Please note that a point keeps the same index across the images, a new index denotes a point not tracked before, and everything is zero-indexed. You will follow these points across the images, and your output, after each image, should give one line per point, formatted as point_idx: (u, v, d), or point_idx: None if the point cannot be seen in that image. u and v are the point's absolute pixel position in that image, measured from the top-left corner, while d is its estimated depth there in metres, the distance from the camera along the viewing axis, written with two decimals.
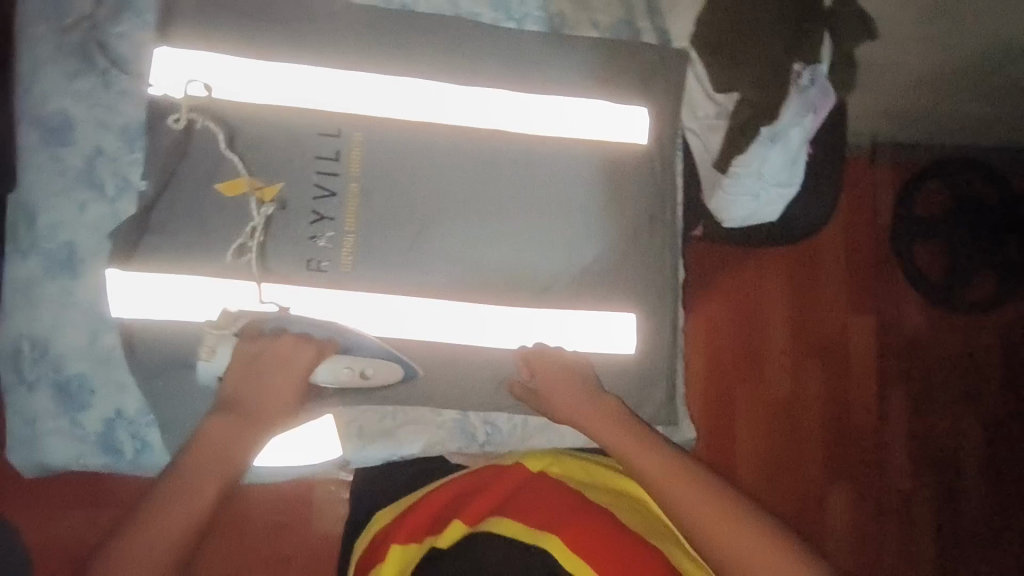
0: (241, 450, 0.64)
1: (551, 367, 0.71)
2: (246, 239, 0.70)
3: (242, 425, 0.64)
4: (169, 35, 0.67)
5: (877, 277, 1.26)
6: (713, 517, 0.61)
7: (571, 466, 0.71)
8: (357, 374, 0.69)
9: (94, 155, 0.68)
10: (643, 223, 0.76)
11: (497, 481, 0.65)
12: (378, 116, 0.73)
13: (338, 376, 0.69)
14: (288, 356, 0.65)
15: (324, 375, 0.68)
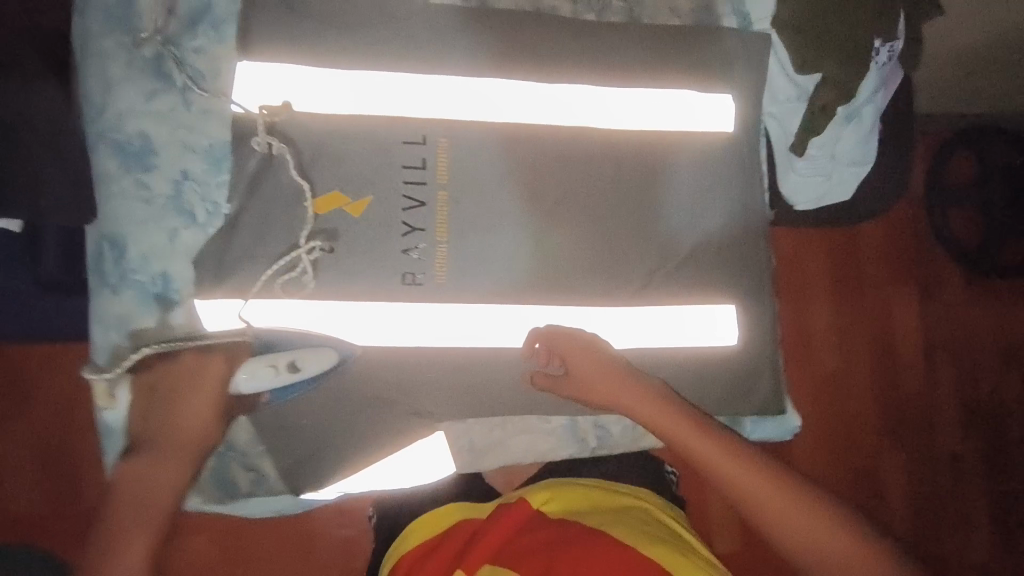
0: (169, 473, 0.57)
1: (579, 353, 0.67)
2: (290, 274, 0.65)
3: (187, 446, 0.59)
4: (248, 48, 0.65)
5: (919, 253, 1.30)
6: (779, 505, 0.59)
7: (582, 495, 0.66)
8: (285, 369, 0.64)
9: (180, 179, 0.66)
10: (736, 212, 0.76)
11: (502, 516, 0.62)
12: (463, 121, 0.70)
13: (262, 378, 0.64)
14: (216, 375, 0.63)
15: (252, 384, 0.64)
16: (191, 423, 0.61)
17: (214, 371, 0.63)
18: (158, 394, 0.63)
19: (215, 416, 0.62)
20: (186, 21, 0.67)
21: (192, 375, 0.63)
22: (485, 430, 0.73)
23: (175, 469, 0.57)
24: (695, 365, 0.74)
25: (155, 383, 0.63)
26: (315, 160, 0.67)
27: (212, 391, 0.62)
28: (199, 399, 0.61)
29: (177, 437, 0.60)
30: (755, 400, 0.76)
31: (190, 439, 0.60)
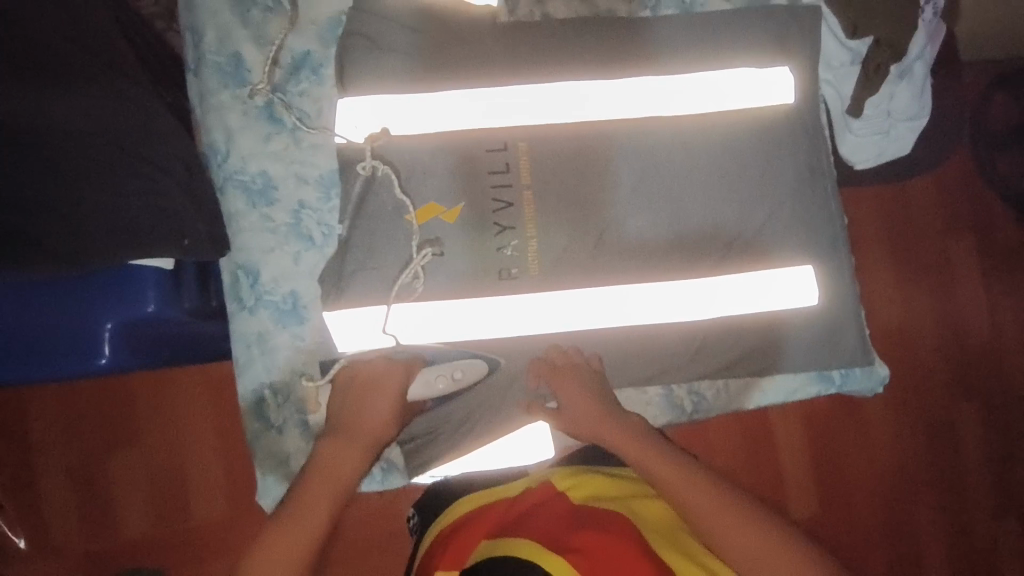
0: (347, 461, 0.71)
1: (576, 389, 0.75)
2: (410, 278, 0.72)
3: (371, 439, 0.73)
4: (345, 85, 0.74)
5: (972, 201, 1.39)
6: (729, 525, 0.66)
7: (596, 482, 0.71)
8: (450, 380, 0.77)
9: (298, 209, 0.76)
10: (804, 175, 0.79)
11: (522, 499, 0.67)
12: (540, 124, 0.76)
13: (432, 386, 0.77)
14: (397, 380, 0.75)
15: (417, 390, 0.77)
16: (373, 423, 0.73)
17: (388, 382, 0.74)
18: (344, 393, 0.74)
19: (393, 417, 0.75)
20: (289, 69, 0.77)
21: (372, 381, 0.74)
22: None
23: (354, 457, 0.72)
24: (781, 326, 0.78)
25: (342, 388, 0.75)
26: (412, 177, 0.75)
27: (390, 394, 0.74)
28: (379, 401, 0.73)
29: (360, 430, 0.73)
30: (841, 354, 0.80)
31: (372, 432, 0.73)
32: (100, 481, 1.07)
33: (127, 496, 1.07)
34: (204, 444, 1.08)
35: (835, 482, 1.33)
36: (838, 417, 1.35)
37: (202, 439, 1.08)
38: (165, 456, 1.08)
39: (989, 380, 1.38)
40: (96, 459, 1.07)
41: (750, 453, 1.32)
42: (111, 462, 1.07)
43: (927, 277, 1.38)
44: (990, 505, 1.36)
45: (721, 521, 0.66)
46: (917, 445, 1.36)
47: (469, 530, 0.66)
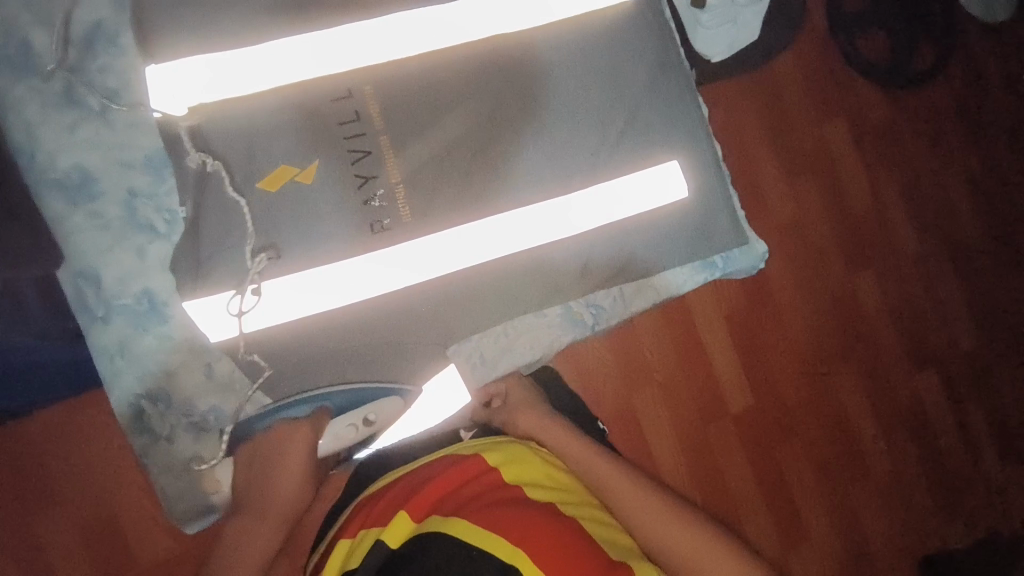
0: (257, 542, 0.72)
1: (521, 393, 0.88)
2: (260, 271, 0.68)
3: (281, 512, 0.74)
4: (150, 51, 0.67)
5: (836, 83, 1.51)
6: (660, 523, 0.71)
7: (530, 462, 0.76)
8: (364, 425, 0.74)
9: (129, 198, 0.69)
10: (657, 72, 0.81)
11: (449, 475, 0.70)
12: (383, 62, 0.72)
13: (345, 437, 0.75)
14: (305, 443, 0.73)
15: (326, 443, 0.75)
16: (283, 496, 0.74)
17: (297, 442, 0.72)
18: (252, 460, 0.73)
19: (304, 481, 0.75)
20: (82, 45, 0.69)
21: (285, 444, 0.72)
22: (491, 340, 0.81)
23: (266, 531, 0.73)
24: (660, 223, 0.80)
25: (246, 457, 0.73)
26: (254, 146, 0.69)
27: (295, 460, 0.73)
28: (287, 470, 0.72)
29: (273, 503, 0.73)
30: (721, 239, 0.83)
31: (280, 508, 0.74)
32: (28, 542, 0.97)
33: (32, 559, 0.97)
34: (137, 474, 1.01)
35: (762, 367, 1.44)
36: (756, 308, 1.45)
37: (133, 470, 1.00)
38: (92, 496, 0.99)
39: (875, 247, 1.53)
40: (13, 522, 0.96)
41: (686, 359, 1.39)
42: (33, 520, 0.97)
43: (807, 162, 1.48)
44: (894, 355, 1.54)
45: (659, 520, 0.71)
46: (827, 317, 1.49)
47: (389, 500, 0.70)
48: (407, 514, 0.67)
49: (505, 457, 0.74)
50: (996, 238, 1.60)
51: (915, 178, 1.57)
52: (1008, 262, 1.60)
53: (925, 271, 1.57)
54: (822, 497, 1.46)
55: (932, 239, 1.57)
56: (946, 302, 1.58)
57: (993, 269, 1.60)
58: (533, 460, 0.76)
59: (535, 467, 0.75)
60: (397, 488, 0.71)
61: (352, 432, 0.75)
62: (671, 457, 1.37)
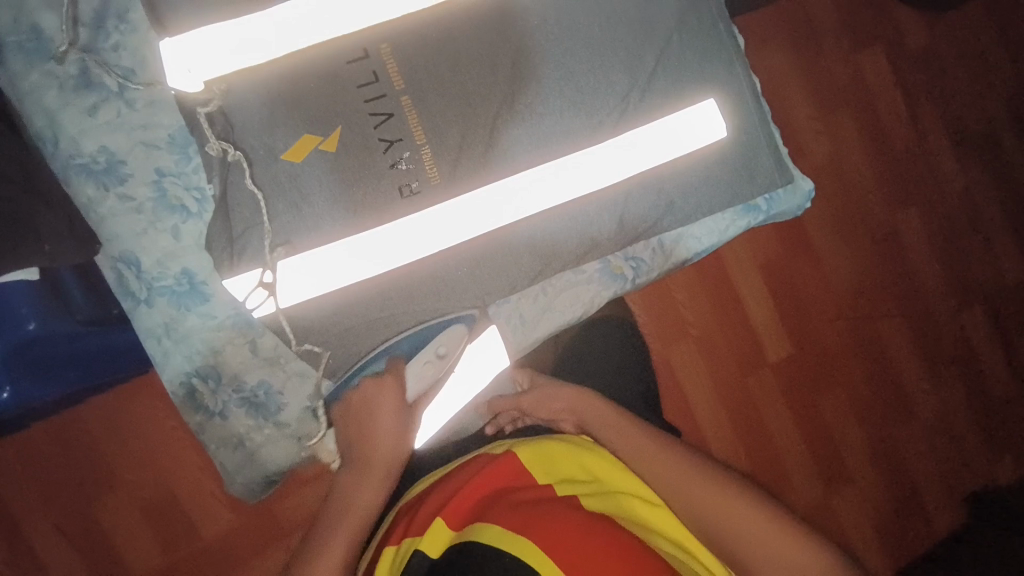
0: (364, 492, 0.69)
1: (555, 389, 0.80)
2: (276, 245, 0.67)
3: (386, 467, 0.70)
4: (162, 24, 0.65)
5: (870, 10, 1.42)
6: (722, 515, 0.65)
7: (560, 458, 0.71)
8: (438, 359, 0.73)
9: (158, 179, 0.68)
10: (687, 4, 0.76)
11: (495, 475, 0.67)
12: (398, 18, 0.69)
13: (424, 377, 0.74)
14: (392, 392, 0.71)
15: (412, 387, 0.74)
16: (386, 442, 0.70)
17: (385, 394, 0.70)
18: (346, 419, 0.71)
19: (403, 430, 0.72)
20: (93, 25, 0.67)
21: (369, 402, 0.70)
22: (531, 301, 0.80)
23: (371, 486, 0.69)
24: (697, 167, 0.76)
25: (341, 414, 0.71)
26: (274, 116, 0.67)
27: (392, 406, 0.71)
28: (381, 420, 0.70)
29: (372, 460, 0.70)
30: (762, 178, 0.79)
31: (388, 454, 0.70)
32: (102, 523, 1.01)
33: (105, 540, 1.02)
34: (193, 455, 1.04)
35: (801, 315, 1.40)
36: (793, 254, 1.40)
37: (190, 451, 1.03)
38: (155, 478, 1.03)
39: (917, 182, 1.45)
40: (85, 504, 1.01)
41: (722, 311, 1.36)
42: (104, 500, 1.02)
43: (842, 97, 1.40)
44: (939, 295, 1.48)
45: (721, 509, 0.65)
46: (868, 261, 1.44)
47: (431, 506, 0.66)
48: (447, 521, 0.63)
49: (537, 451, 0.71)
50: None
51: (959, 105, 1.47)
52: None
53: (971, 204, 1.49)
54: (866, 444, 1.43)
55: (978, 169, 1.49)
56: (995, 234, 1.50)
57: None
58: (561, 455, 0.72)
59: (570, 461, 0.71)
60: (440, 490, 0.68)
61: (431, 369, 0.73)
62: (710, 411, 1.35)
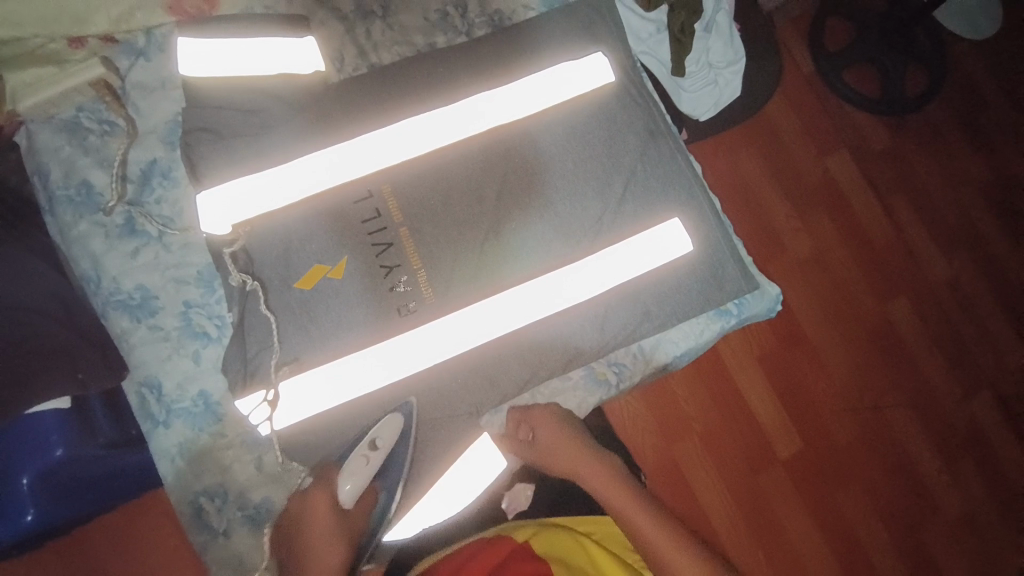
0: None
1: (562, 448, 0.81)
2: (280, 363, 0.74)
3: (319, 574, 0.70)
4: (199, 178, 0.77)
5: (829, 119, 1.56)
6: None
7: (562, 537, 0.78)
8: (371, 449, 0.74)
9: (185, 309, 0.76)
10: (649, 140, 0.87)
11: (492, 554, 0.75)
12: (397, 166, 0.81)
13: (359, 469, 0.75)
14: (324, 498, 0.73)
15: (350, 487, 0.75)
16: (324, 553, 0.71)
17: (318, 499, 0.73)
18: (284, 536, 0.73)
19: (340, 537, 0.73)
20: (139, 182, 0.79)
21: (305, 517, 0.73)
22: (521, 409, 0.83)
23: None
24: (669, 278, 0.84)
25: (282, 532, 0.73)
26: (290, 250, 0.77)
27: (327, 513, 0.73)
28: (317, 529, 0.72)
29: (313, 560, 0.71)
30: (732, 286, 0.85)
31: (325, 564, 0.71)
32: None
33: None
34: None
35: (802, 403, 1.42)
36: (787, 344, 1.44)
37: None
38: None
39: (899, 268, 1.52)
40: None
41: (723, 404, 1.38)
42: None
43: (813, 195, 1.52)
44: (939, 377, 1.48)
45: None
46: (864, 348, 1.47)
47: None
48: None
49: (535, 533, 0.79)
50: None
51: (930, 196, 1.56)
52: None
53: (956, 287, 1.53)
54: (886, 535, 1.39)
55: (958, 253, 1.55)
56: (986, 315, 1.53)
57: None
58: (564, 534, 0.78)
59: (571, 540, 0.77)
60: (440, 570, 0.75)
61: (365, 462, 0.74)
62: (723, 507, 1.34)
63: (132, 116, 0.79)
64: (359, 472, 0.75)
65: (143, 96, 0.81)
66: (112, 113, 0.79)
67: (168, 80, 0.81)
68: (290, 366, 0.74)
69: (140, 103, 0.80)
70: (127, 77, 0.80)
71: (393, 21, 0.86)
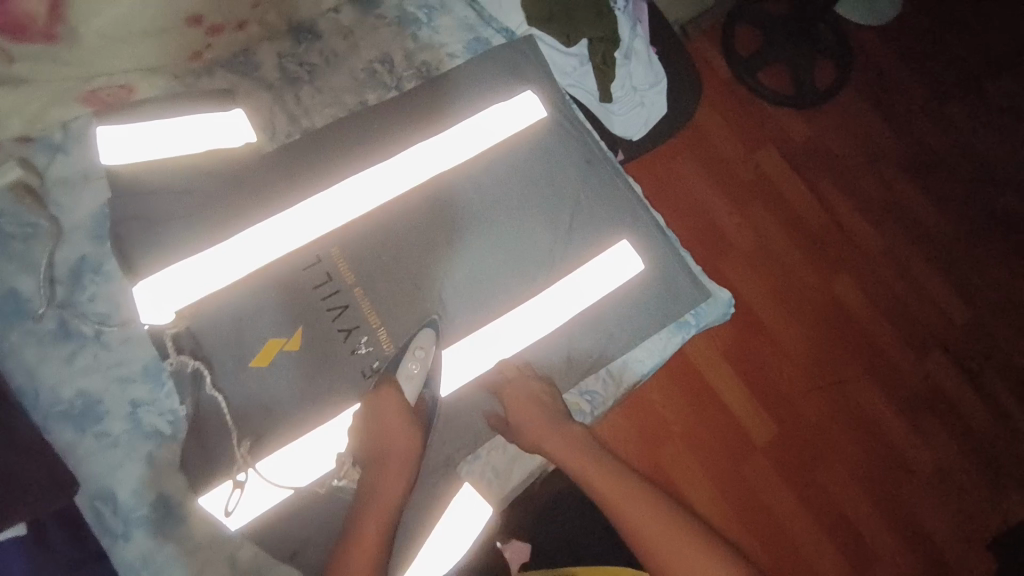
0: (388, 484, 0.69)
1: (561, 443, 0.76)
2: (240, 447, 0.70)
3: (403, 460, 0.70)
4: (132, 269, 0.73)
5: (753, 119, 1.65)
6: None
7: None
8: (420, 357, 0.75)
9: (133, 410, 0.72)
10: (587, 168, 0.89)
11: None
12: (342, 227, 0.80)
13: (413, 372, 0.74)
14: (391, 401, 0.71)
15: (410, 389, 0.73)
16: (398, 441, 0.70)
17: (386, 400, 0.71)
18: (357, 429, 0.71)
19: (414, 427, 0.71)
20: (70, 282, 0.75)
21: (375, 414, 0.70)
22: (501, 452, 0.80)
23: (397, 478, 0.69)
24: (627, 299, 0.86)
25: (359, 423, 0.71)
26: (240, 327, 0.74)
27: (397, 410, 0.71)
28: (391, 423, 0.70)
29: (391, 454, 0.69)
30: (685, 296, 0.87)
31: (404, 448, 0.70)
32: None
33: None
34: None
35: (772, 390, 1.46)
36: (749, 335, 1.49)
37: None
38: None
39: (838, 249, 1.60)
40: None
41: (697, 403, 1.42)
42: None
43: (750, 190, 1.60)
44: (892, 344, 1.55)
45: None
46: (820, 327, 1.53)
47: None
48: None
49: None
50: (948, 207, 1.67)
51: (855, 177, 1.66)
52: (967, 226, 1.66)
53: (893, 258, 1.61)
54: (869, 504, 1.43)
55: (888, 225, 1.64)
56: (924, 280, 1.61)
57: (956, 235, 1.65)
58: None
59: None
60: None
61: (419, 367, 0.74)
62: (713, 504, 1.37)
63: (55, 214, 0.76)
64: (415, 374, 0.74)
65: (65, 192, 0.77)
66: (32, 214, 0.75)
67: (91, 172, 0.78)
68: (252, 444, 0.71)
69: (63, 200, 0.77)
70: (47, 174, 0.77)
71: (320, 85, 0.85)
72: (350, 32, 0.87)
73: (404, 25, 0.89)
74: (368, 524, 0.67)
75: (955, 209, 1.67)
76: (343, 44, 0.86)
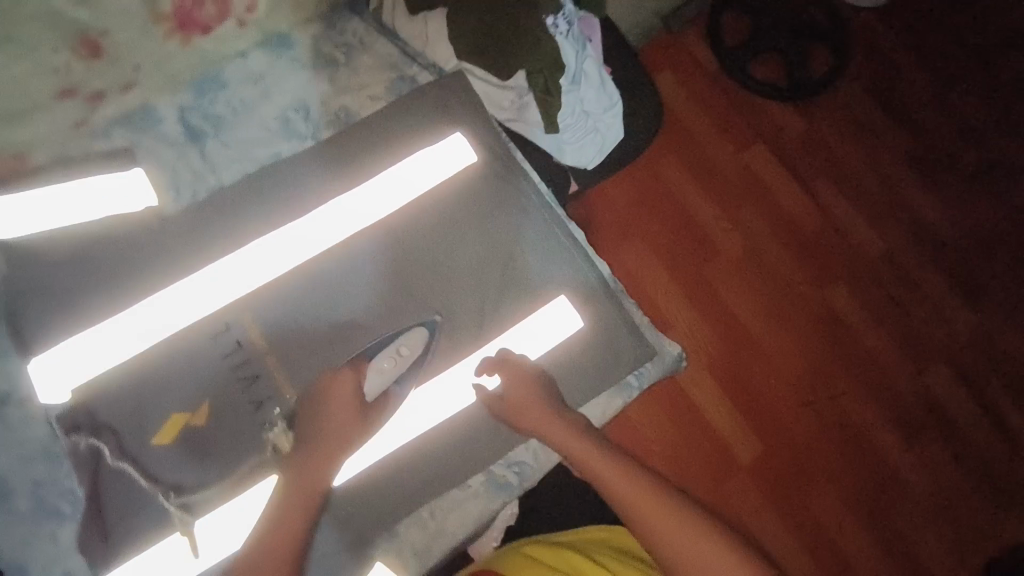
0: (318, 471, 0.69)
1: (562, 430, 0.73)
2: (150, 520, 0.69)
3: (338, 447, 0.70)
4: (33, 346, 0.71)
5: (739, 113, 1.50)
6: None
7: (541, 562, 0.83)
8: (397, 355, 0.74)
9: (34, 489, 0.71)
10: (520, 216, 0.82)
11: None
12: (252, 291, 0.76)
13: (387, 367, 0.74)
14: (348, 385, 0.71)
15: (377, 382, 0.73)
16: (336, 426, 0.70)
17: (344, 384, 0.71)
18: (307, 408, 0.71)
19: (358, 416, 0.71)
20: None
21: (328, 395, 0.70)
22: (419, 529, 0.76)
23: (325, 465, 0.69)
24: (562, 360, 0.80)
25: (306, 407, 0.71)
26: (143, 402, 0.71)
27: (349, 399, 0.70)
28: (333, 414, 0.70)
29: (325, 443, 0.69)
30: (627, 355, 0.81)
31: (337, 437, 0.70)
32: None
33: None
34: None
35: (755, 407, 1.38)
36: (733, 348, 1.40)
37: None
38: None
39: (833, 254, 1.44)
40: None
41: (676, 419, 1.37)
42: None
43: (736, 193, 1.47)
44: (896, 359, 1.39)
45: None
46: (809, 342, 1.40)
47: None
48: None
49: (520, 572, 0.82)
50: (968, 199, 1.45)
51: (856, 175, 1.47)
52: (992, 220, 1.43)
53: (897, 263, 1.43)
54: (859, 529, 1.33)
55: (893, 227, 1.44)
56: (933, 287, 1.42)
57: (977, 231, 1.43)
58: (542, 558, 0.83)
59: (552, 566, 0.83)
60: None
61: (393, 364, 0.74)
62: None
63: None
64: (388, 371, 0.73)
65: None
66: None
67: None
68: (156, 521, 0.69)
69: None
70: None
71: (228, 138, 0.81)
72: (261, 78, 0.82)
73: (320, 66, 0.83)
74: (292, 507, 0.67)
75: (977, 201, 1.44)
76: (254, 90, 0.81)
